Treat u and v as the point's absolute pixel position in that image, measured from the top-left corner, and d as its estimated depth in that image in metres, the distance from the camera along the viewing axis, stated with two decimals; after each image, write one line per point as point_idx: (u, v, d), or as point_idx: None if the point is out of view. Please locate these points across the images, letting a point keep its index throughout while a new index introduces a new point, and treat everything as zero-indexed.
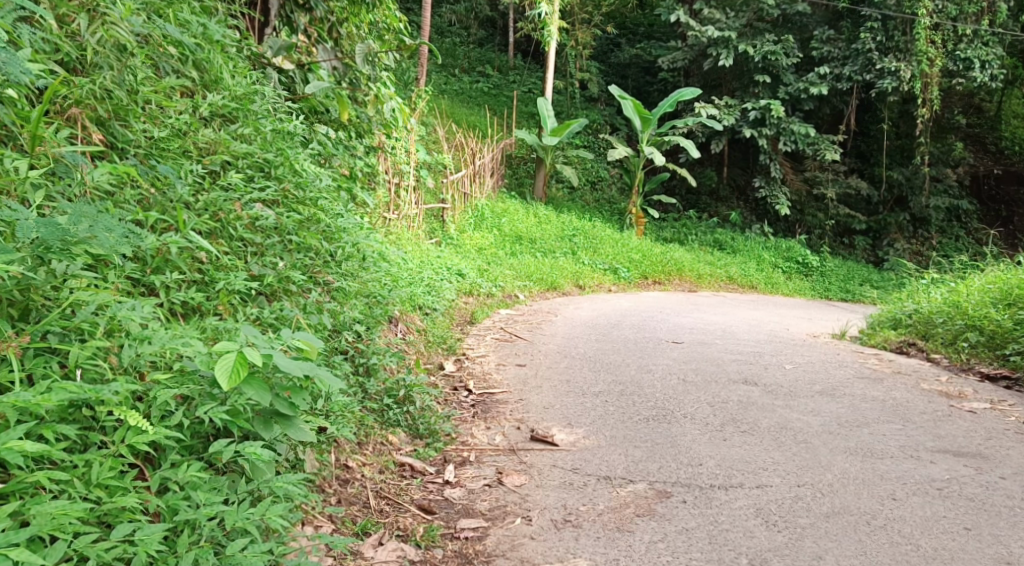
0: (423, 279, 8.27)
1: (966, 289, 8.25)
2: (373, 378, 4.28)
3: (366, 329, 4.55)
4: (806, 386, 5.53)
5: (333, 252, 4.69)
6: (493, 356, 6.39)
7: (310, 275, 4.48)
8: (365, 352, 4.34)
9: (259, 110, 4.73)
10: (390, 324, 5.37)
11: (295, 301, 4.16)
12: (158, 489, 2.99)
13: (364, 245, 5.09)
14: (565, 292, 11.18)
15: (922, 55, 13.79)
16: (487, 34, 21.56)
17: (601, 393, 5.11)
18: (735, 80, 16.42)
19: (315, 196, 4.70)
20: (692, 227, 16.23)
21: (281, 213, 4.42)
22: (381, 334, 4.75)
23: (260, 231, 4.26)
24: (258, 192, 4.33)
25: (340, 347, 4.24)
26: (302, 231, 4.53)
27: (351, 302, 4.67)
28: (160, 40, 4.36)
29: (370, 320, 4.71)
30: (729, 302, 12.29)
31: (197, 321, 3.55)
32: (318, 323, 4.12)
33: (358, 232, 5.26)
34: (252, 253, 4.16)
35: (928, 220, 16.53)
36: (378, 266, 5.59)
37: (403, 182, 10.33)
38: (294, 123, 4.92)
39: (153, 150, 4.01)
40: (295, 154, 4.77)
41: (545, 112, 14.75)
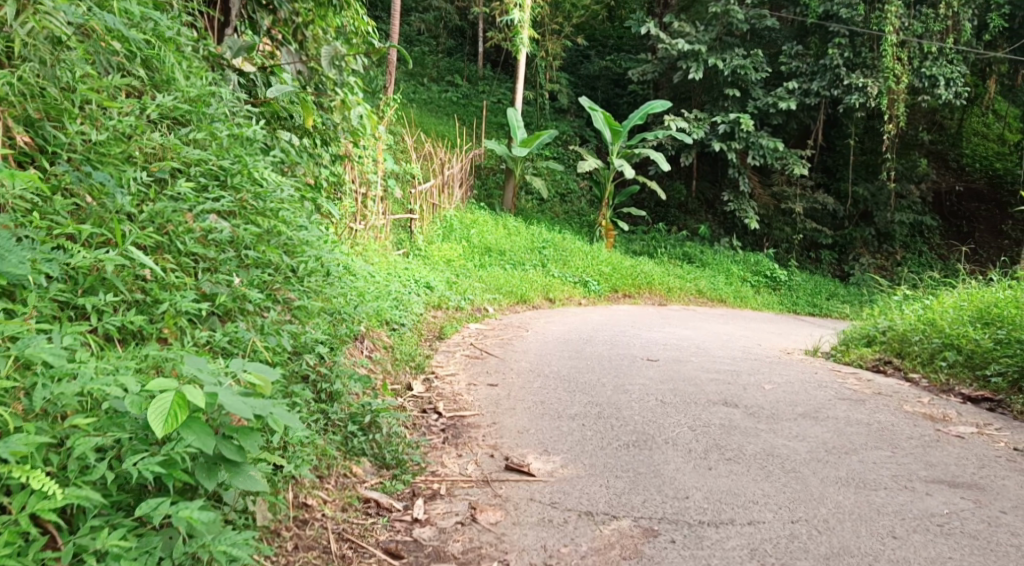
0: (391, 292, 7.99)
1: (940, 306, 8.13)
2: (337, 404, 4.01)
3: (329, 350, 4.29)
4: (787, 408, 5.35)
5: (293, 266, 4.41)
6: (462, 374, 6.14)
7: (270, 292, 4.21)
8: (327, 377, 4.06)
9: (214, 113, 4.47)
10: (353, 344, 5.11)
11: (251, 322, 3.89)
12: (72, 561, 2.71)
13: (327, 259, 4.82)
14: (534, 305, 10.94)
15: (889, 72, 13.77)
16: (456, 44, 21.35)
17: (577, 416, 4.88)
18: (705, 93, 16.29)
19: (276, 208, 4.41)
20: (662, 240, 16.09)
21: (237, 225, 4.17)
22: (345, 354, 4.48)
23: (213, 247, 3.99)
24: (212, 202, 4.07)
25: (299, 373, 3.97)
26: (261, 244, 4.26)
27: (312, 321, 4.39)
28: (102, 32, 4.08)
29: (334, 340, 4.45)
30: (700, 317, 12.15)
31: (135, 350, 3.29)
32: (277, 346, 3.87)
33: (321, 245, 4.98)
34: (203, 270, 3.90)
35: (893, 235, 16.55)
36: (342, 281, 5.32)
37: (371, 192, 10.07)
38: (253, 128, 4.63)
39: (90, 155, 3.73)
40: (255, 161, 4.49)
41: (515, 123, 14.55)
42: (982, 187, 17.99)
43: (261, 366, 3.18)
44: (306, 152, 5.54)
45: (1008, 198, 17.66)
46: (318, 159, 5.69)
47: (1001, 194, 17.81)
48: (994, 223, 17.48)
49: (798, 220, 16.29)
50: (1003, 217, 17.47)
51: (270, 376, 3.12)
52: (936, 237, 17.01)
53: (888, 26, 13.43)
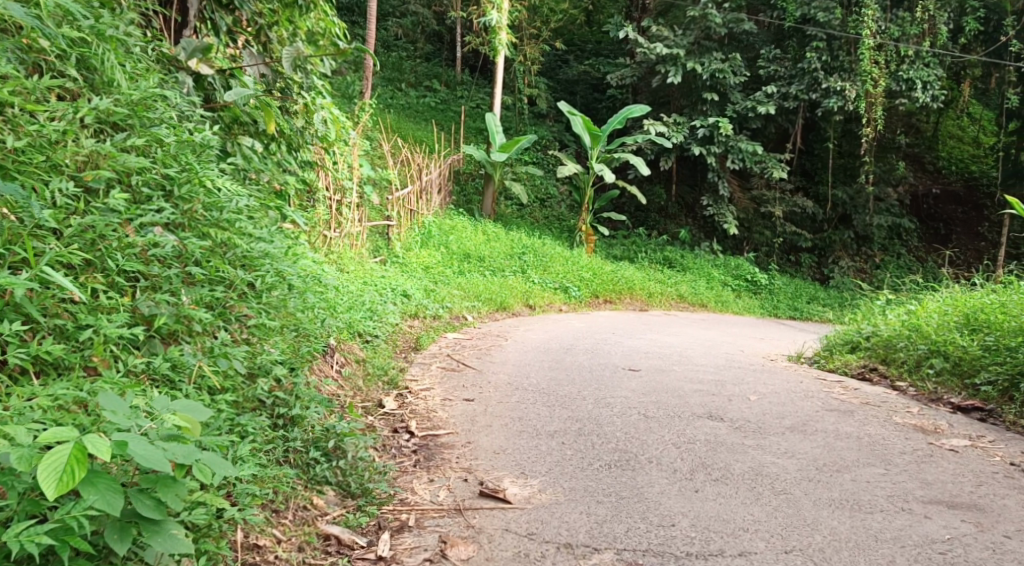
0: (364, 302, 7.75)
1: (925, 311, 7.96)
2: (299, 427, 3.84)
3: (290, 370, 4.13)
4: (773, 420, 5.14)
5: (249, 281, 4.18)
6: (438, 389, 5.90)
7: (223, 310, 4.01)
8: (287, 402, 3.91)
9: (158, 117, 4.19)
10: (317, 363, 4.86)
11: (199, 344, 3.73)
12: None
13: (289, 272, 4.58)
14: (515, 312, 10.71)
15: (867, 75, 13.67)
16: (434, 49, 21.12)
17: (556, 434, 4.67)
18: (683, 97, 16.09)
19: (232, 218, 4.19)
20: (642, 245, 15.92)
21: (186, 238, 3.93)
22: (307, 374, 4.25)
23: (157, 262, 3.78)
24: (154, 214, 3.83)
25: (253, 399, 3.81)
26: (213, 257, 4.04)
27: (273, 338, 4.22)
28: (31, 32, 3.90)
29: (296, 359, 4.26)
30: (682, 322, 11.96)
31: (47, 390, 3.11)
32: (228, 369, 3.74)
33: (285, 257, 4.75)
34: (143, 288, 3.69)
35: (871, 238, 16.47)
36: (308, 294, 5.08)
37: (345, 199, 9.83)
38: (207, 133, 4.33)
39: (9, 165, 3.51)
40: (208, 169, 4.23)
41: (493, 128, 14.33)
42: (958, 190, 17.82)
43: (186, 406, 3.08)
44: (268, 158, 5.30)
45: (984, 200, 17.52)
46: (281, 165, 5.46)
47: (977, 196, 17.66)
48: (971, 224, 17.41)
49: (778, 224, 16.17)
50: (979, 218, 17.40)
51: (197, 416, 3.03)
52: (914, 240, 16.93)
53: (864, 31, 13.33)
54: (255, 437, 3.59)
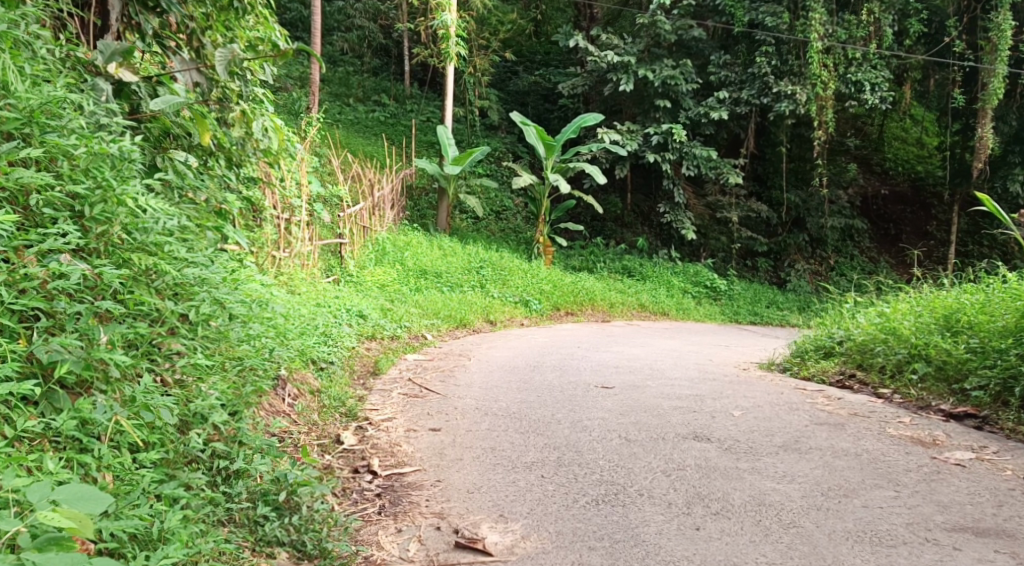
0: (317, 327, 7.28)
1: (898, 312, 7.67)
2: (245, 482, 3.47)
3: (232, 415, 3.75)
4: (763, 437, 4.77)
5: (180, 311, 3.75)
6: (401, 418, 5.47)
7: (148, 348, 3.57)
8: (228, 454, 3.56)
9: (65, 126, 3.70)
10: (262, 402, 4.45)
11: (116, 394, 3.28)
12: None
13: (223, 300, 4.14)
14: (475, 329, 10.28)
15: (816, 79, 13.53)
16: (381, 63, 20.69)
17: (533, 466, 4.31)
18: (635, 105, 15.75)
19: (160, 240, 3.75)
20: (600, 254, 15.62)
21: (102, 265, 3.48)
22: (251, 417, 3.83)
23: (65, 296, 3.32)
24: (60, 238, 3.36)
25: (184, 454, 3.42)
26: (137, 285, 3.61)
27: (211, 376, 3.83)
28: None
29: (236, 402, 3.84)
30: (645, 332, 11.63)
31: None
32: (153, 421, 3.32)
33: (222, 285, 4.30)
34: (45, 329, 3.22)
35: (826, 240, 16.37)
36: (250, 324, 4.62)
37: (295, 218, 9.37)
38: (127, 142, 3.83)
39: None
40: (133, 185, 3.79)
41: (445, 140, 13.91)
42: (906, 191, 17.78)
43: (77, 494, 2.68)
44: (204, 175, 4.87)
45: (931, 199, 17.51)
46: (221, 181, 5.03)
47: (924, 196, 17.63)
48: (920, 224, 17.32)
49: (734, 229, 15.97)
50: (928, 217, 17.35)
51: (87, 512, 2.63)
52: (866, 240, 16.87)
53: (813, 33, 13.17)
54: (189, 500, 3.21)
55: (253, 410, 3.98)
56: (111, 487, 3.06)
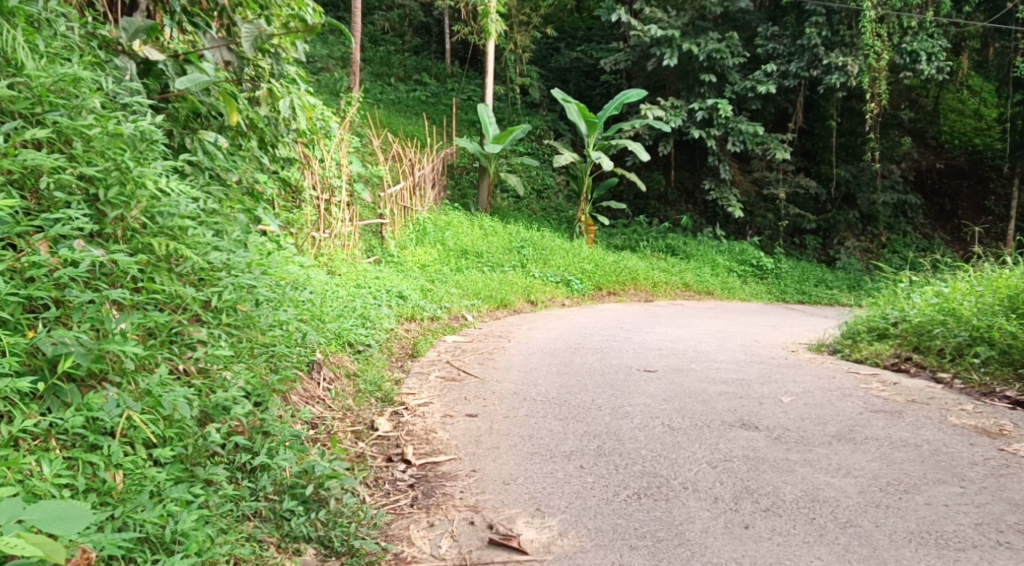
0: (355, 309, 7.16)
1: (957, 292, 7.35)
2: (269, 476, 3.36)
3: (258, 407, 3.64)
4: (813, 426, 4.55)
5: (202, 298, 3.67)
6: (437, 404, 5.33)
7: (169, 336, 3.50)
8: (251, 447, 3.44)
9: (77, 108, 3.60)
10: (292, 387, 4.33)
11: (131, 387, 3.19)
12: None
13: (248, 287, 4.04)
14: (516, 309, 10.10)
15: (869, 49, 13.09)
16: (422, 42, 20.51)
17: (571, 455, 4.15)
18: (679, 80, 15.39)
19: (182, 224, 3.68)
20: (643, 233, 15.33)
21: (120, 251, 3.41)
22: (278, 406, 3.73)
23: (76, 285, 3.23)
24: (72, 222, 3.28)
25: (202, 450, 3.29)
26: (156, 271, 3.54)
27: (235, 365, 3.73)
28: None
29: (261, 391, 3.72)
30: (690, 312, 11.37)
31: None
32: (171, 414, 3.23)
33: (249, 269, 4.19)
34: (52, 319, 3.13)
35: (877, 217, 15.90)
36: (280, 309, 4.50)
37: (334, 199, 9.28)
38: (146, 125, 3.76)
39: None
40: (156, 167, 3.72)
41: (486, 118, 13.71)
42: (961, 165, 17.20)
43: (50, 512, 2.53)
44: (235, 157, 4.76)
45: (989, 173, 16.98)
46: (253, 162, 4.93)
47: (981, 170, 17.12)
48: (977, 199, 16.78)
49: (781, 206, 15.57)
50: (986, 192, 16.78)
51: (56, 536, 2.48)
52: (919, 216, 16.37)
53: (866, 3, 12.69)
54: (207, 498, 3.11)
55: (279, 399, 3.86)
56: (120, 488, 2.96)
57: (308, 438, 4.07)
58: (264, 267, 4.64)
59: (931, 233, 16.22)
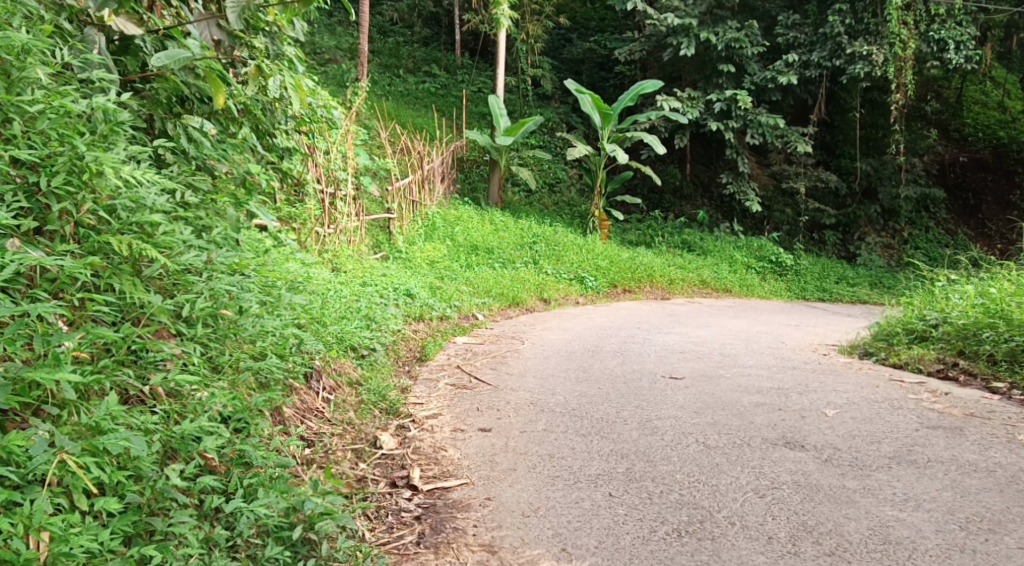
0: (360, 310, 6.69)
1: (1004, 293, 6.85)
2: (245, 522, 2.92)
3: (239, 436, 3.23)
4: (866, 445, 4.09)
5: (171, 306, 3.24)
6: (446, 416, 4.87)
7: (132, 348, 3.08)
8: (225, 489, 3.03)
9: (17, 81, 3.14)
10: (280, 402, 3.90)
11: (70, 424, 2.73)
12: None
13: (231, 290, 3.62)
14: (528, 308, 9.62)
15: (895, 37, 12.51)
16: (432, 33, 20.03)
17: (598, 479, 3.74)
18: (696, 71, 14.90)
19: (146, 222, 3.25)
20: (658, 228, 14.85)
21: (66, 255, 2.99)
22: (261, 434, 3.32)
23: (9, 294, 2.80)
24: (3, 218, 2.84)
25: (163, 496, 2.84)
26: (115, 276, 3.13)
27: (214, 384, 3.32)
28: None
29: (241, 414, 3.30)
30: (709, 310, 10.90)
31: None
32: (120, 452, 2.78)
33: (231, 274, 3.76)
34: None
35: (900, 212, 15.36)
36: (269, 317, 4.07)
37: (340, 192, 8.83)
38: (105, 110, 3.31)
39: None
40: (118, 155, 3.28)
41: (497, 110, 13.24)
42: (987, 157, 16.66)
43: None
44: (224, 145, 4.33)
45: (1015, 166, 16.39)
46: (246, 151, 4.52)
47: (1006, 162, 16.51)
48: (1002, 194, 16.17)
49: (802, 201, 15.04)
50: (1011, 187, 16.17)
51: None
52: (944, 211, 15.84)
53: None
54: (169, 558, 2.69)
55: (264, 419, 3.43)
56: (44, 560, 2.49)
57: (300, 465, 3.63)
58: (250, 268, 4.20)
59: (955, 228, 15.66)
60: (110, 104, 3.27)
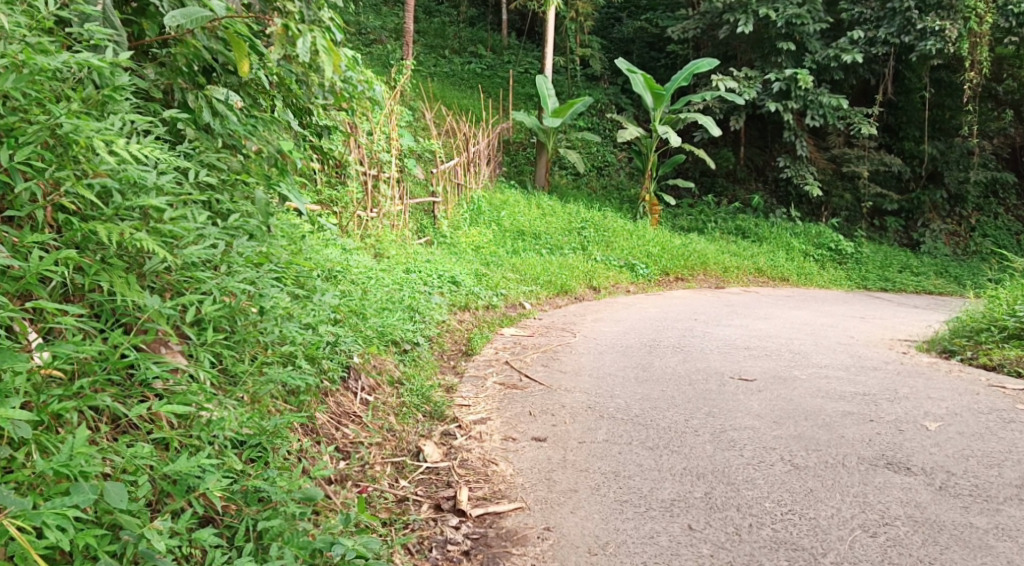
0: (402, 301, 6.23)
1: None
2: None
3: (258, 468, 2.82)
4: (985, 470, 3.55)
5: (172, 310, 2.82)
6: (496, 421, 4.39)
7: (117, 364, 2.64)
8: (231, 545, 2.58)
9: None
10: (305, 413, 3.46)
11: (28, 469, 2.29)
12: None
13: (239, 288, 3.19)
14: (578, 297, 9.09)
15: (970, 11, 11.68)
16: (478, 13, 19.51)
17: (673, 508, 3.24)
18: (753, 49, 14.20)
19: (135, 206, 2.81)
20: (711, 214, 14.22)
21: (36, 252, 2.57)
22: (283, 467, 2.90)
23: None
24: None
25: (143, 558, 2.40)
26: (104, 272, 2.72)
27: (225, 401, 2.88)
28: None
29: (263, 444, 2.92)
30: (768, 300, 10.26)
31: None
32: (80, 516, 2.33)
33: (255, 273, 3.38)
34: None
35: (967, 197, 14.55)
36: (295, 318, 3.63)
37: (383, 174, 8.39)
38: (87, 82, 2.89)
39: None
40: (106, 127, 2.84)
41: (545, 90, 12.65)
42: None
43: None
44: (254, 119, 3.85)
45: None
46: (281, 127, 4.07)
47: None
48: None
49: (863, 186, 14.26)
50: None
51: None
52: (1014, 197, 14.94)
53: None
54: None
55: (287, 443, 3.01)
56: None
57: (330, 487, 3.20)
58: (276, 261, 3.80)
59: None
60: (100, 62, 2.80)
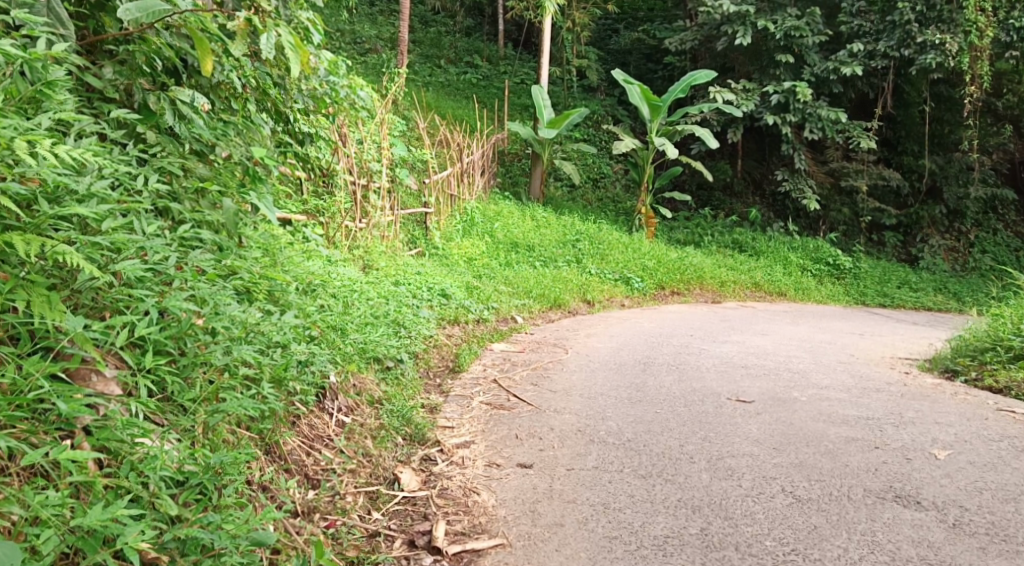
0: (387, 315, 5.97)
1: None
2: None
3: (197, 510, 2.65)
4: (1001, 505, 3.35)
5: (101, 333, 2.75)
6: (480, 445, 4.14)
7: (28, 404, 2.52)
8: None
9: None
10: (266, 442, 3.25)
11: None
12: None
13: (184, 309, 3.04)
14: (572, 311, 8.83)
15: (971, 25, 11.49)
16: (475, 23, 19.33)
17: (667, 547, 3.07)
18: (751, 62, 14.02)
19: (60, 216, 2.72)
20: (708, 227, 13.99)
21: None
22: (236, 512, 2.72)
23: None
24: None
25: None
26: (21, 290, 2.61)
27: (164, 436, 2.77)
28: None
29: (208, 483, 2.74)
30: (765, 315, 10.02)
31: None
32: None
33: (206, 293, 3.24)
34: None
35: (965, 213, 14.35)
36: (257, 340, 3.43)
37: (373, 184, 8.14)
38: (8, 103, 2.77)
39: None
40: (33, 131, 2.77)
41: (540, 101, 12.43)
42: None
43: None
44: (225, 124, 3.63)
45: None
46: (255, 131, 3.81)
47: None
48: None
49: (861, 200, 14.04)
50: None
51: None
52: (1013, 213, 14.74)
53: None
54: None
55: (236, 479, 2.84)
56: None
57: (294, 522, 3.04)
58: (237, 278, 3.60)
59: None
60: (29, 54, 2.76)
